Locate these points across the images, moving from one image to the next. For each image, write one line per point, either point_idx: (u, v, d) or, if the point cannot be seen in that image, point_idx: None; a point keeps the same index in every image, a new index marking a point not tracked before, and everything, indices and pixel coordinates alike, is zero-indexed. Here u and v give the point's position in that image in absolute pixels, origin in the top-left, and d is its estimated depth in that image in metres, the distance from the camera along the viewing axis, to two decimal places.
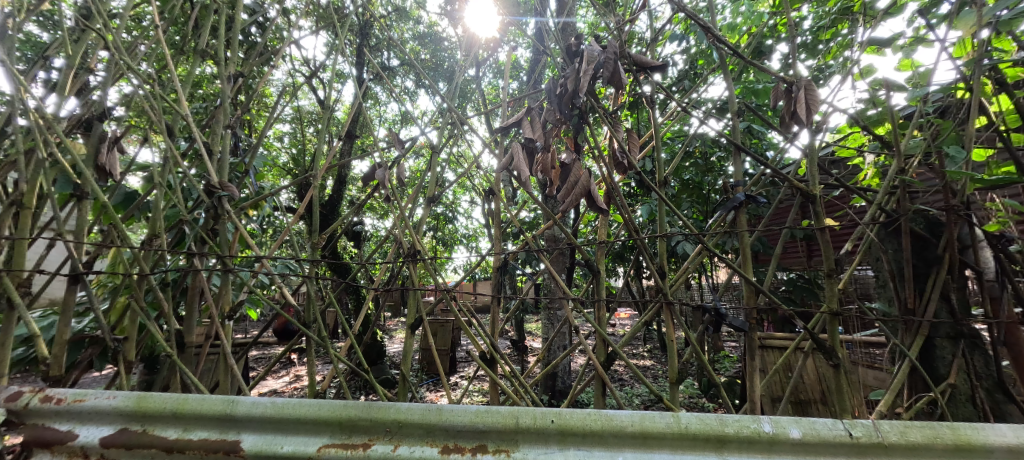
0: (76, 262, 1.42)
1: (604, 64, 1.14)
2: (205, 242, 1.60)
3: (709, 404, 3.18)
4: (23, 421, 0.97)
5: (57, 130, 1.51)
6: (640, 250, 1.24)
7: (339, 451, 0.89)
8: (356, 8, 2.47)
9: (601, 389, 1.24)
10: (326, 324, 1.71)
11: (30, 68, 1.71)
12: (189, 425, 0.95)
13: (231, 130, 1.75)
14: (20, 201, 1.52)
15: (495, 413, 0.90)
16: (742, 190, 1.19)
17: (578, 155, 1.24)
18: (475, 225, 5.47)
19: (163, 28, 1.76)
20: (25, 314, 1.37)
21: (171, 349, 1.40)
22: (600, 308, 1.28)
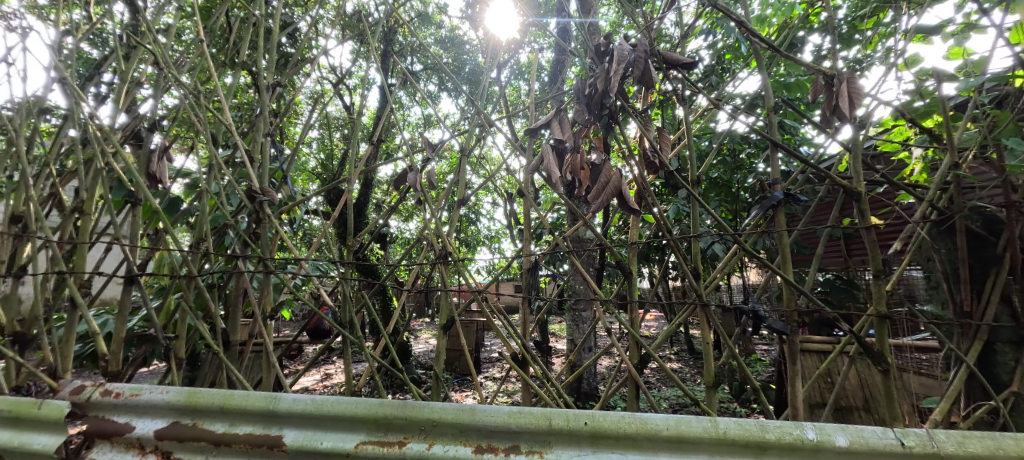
0: (130, 265, 1.51)
1: (634, 63, 1.13)
2: (247, 245, 1.67)
3: (744, 408, 3.09)
4: (86, 412, 1.05)
5: (113, 141, 1.62)
6: (674, 251, 1.22)
7: (376, 448, 0.92)
8: (382, 15, 2.53)
9: (635, 391, 1.23)
10: (359, 324, 1.76)
11: (86, 83, 1.83)
12: (235, 420, 1.00)
13: (270, 138, 1.83)
14: (81, 209, 1.63)
15: (527, 414, 0.90)
16: (780, 188, 1.15)
17: (608, 155, 1.22)
18: (498, 227, 5.49)
19: (205, 42, 1.86)
20: (86, 314, 1.47)
21: (216, 347, 1.47)
22: (631, 310, 1.26)
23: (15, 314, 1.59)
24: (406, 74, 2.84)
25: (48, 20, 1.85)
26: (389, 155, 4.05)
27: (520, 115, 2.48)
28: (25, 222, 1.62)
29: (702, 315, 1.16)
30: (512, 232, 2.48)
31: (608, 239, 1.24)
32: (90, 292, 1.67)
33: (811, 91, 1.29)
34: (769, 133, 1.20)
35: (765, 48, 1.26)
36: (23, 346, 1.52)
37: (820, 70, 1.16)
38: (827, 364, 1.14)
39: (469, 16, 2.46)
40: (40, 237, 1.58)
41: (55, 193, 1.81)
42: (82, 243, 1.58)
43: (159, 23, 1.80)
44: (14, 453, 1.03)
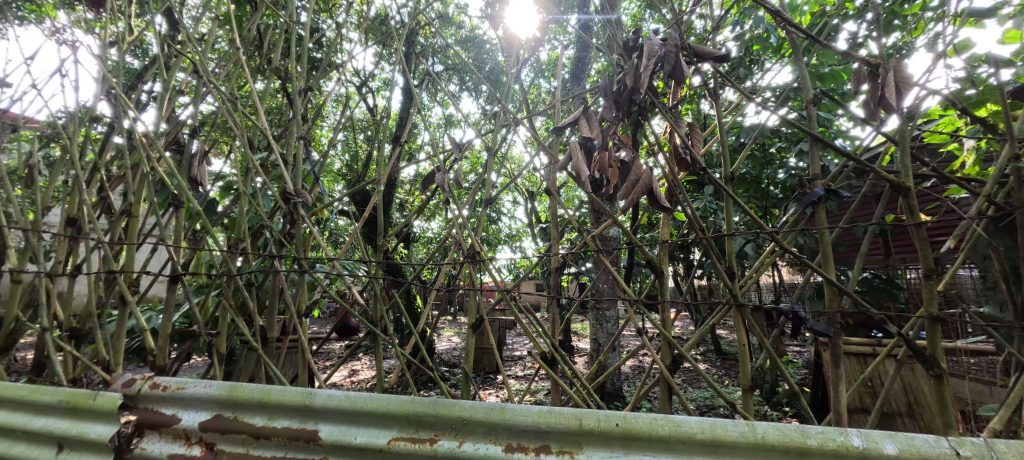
0: (175, 264, 1.59)
1: (664, 57, 1.11)
2: (283, 245, 1.73)
3: (778, 412, 2.99)
4: (137, 404, 1.11)
5: (157, 147, 1.70)
6: (707, 250, 1.19)
7: (408, 445, 0.93)
8: (405, 18, 2.57)
9: (667, 393, 1.21)
10: (389, 323, 1.79)
11: (131, 92, 1.93)
12: (273, 414, 1.03)
13: (302, 141, 1.89)
14: (130, 211, 1.73)
15: (558, 414, 0.89)
16: (820, 184, 1.11)
17: (638, 152, 1.20)
18: (519, 225, 5.50)
19: (240, 50, 1.94)
20: (135, 311, 1.55)
21: (255, 343, 1.52)
22: (663, 310, 1.24)
23: (73, 311, 1.70)
24: (428, 76, 2.87)
25: (95, 34, 1.95)
26: (412, 156, 4.10)
27: (541, 114, 2.47)
28: (79, 224, 1.73)
29: (738, 317, 1.12)
30: (534, 232, 2.47)
31: (637, 237, 1.22)
32: (138, 290, 1.76)
33: (853, 81, 1.23)
34: (808, 126, 1.15)
35: (800, 38, 1.21)
36: (80, 341, 1.63)
37: (863, 60, 1.11)
38: (873, 368, 1.08)
39: (489, 15, 2.46)
40: (93, 238, 1.68)
41: (105, 197, 1.92)
42: (131, 243, 1.68)
43: (198, 34, 1.89)
44: (73, 442, 1.10)
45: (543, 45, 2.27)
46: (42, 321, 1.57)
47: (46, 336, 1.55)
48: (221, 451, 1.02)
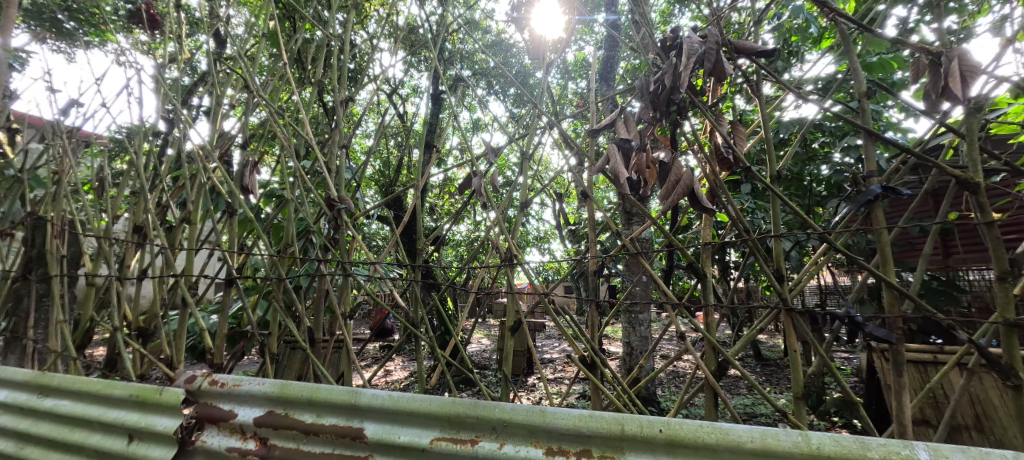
0: (229, 269, 1.69)
1: (704, 55, 1.08)
2: (327, 249, 1.81)
3: (826, 421, 2.84)
4: (198, 399, 1.19)
5: (212, 158, 1.82)
6: (753, 252, 1.14)
7: (450, 445, 0.95)
8: (435, 27, 2.63)
9: (712, 401, 1.17)
10: (428, 324, 1.84)
11: (187, 107, 2.07)
12: (321, 411, 1.08)
13: (343, 149, 1.97)
14: (190, 219, 1.85)
15: (599, 418, 0.89)
16: (877, 181, 1.04)
17: (677, 152, 1.17)
18: (548, 227, 5.49)
19: (283, 63, 2.04)
20: (195, 312, 1.66)
21: (304, 343, 1.60)
22: (707, 315, 1.20)
23: (139, 312, 1.83)
24: (457, 82, 2.92)
25: (154, 54, 2.10)
26: (442, 160, 4.17)
27: (568, 115, 2.46)
28: (145, 231, 1.87)
29: (788, 321, 1.08)
30: (562, 234, 2.46)
31: (677, 239, 1.19)
32: (196, 292, 1.88)
33: (910, 71, 1.16)
34: (861, 119, 1.09)
35: (848, 28, 1.16)
36: (146, 339, 1.75)
37: (923, 48, 1.04)
38: (939, 377, 1.01)
39: (515, 18, 2.49)
40: (157, 243, 1.81)
41: (166, 206, 2.06)
42: (191, 248, 1.80)
43: (246, 49, 2.01)
44: (141, 433, 1.18)
45: (571, 46, 2.26)
46: (114, 321, 1.70)
47: (117, 334, 1.68)
48: (274, 446, 1.08)
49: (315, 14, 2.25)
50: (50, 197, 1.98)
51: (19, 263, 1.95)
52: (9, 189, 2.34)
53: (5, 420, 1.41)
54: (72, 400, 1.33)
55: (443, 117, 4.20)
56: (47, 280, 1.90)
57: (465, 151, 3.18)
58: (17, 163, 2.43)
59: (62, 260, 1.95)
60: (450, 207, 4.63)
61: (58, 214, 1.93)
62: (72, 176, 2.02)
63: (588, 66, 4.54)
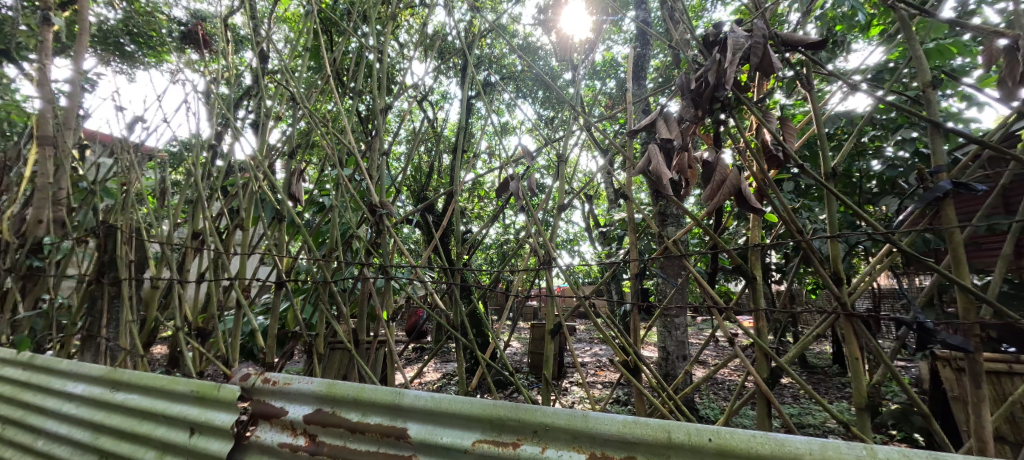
0: (279, 272, 1.78)
1: (750, 50, 1.04)
2: (370, 253, 1.87)
3: (883, 434, 2.66)
4: (252, 396, 1.25)
5: (262, 167, 1.92)
6: (807, 254, 1.08)
7: (491, 447, 0.95)
8: (464, 34, 2.67)
9: (765, 410, 1.11)
10: (466, 326, 1.87)
11: (238, 120, 2.19)
12: (366, 410, 1.11)
13: (383, 156, 2.04)
14: (242, 225, 1.96)
15: (644, 425, 0.87)
16: (945, 176, 0.97)
17: (721, 151, 1.13)
18: (578, 230, 5.45)
19: (324, 75, 2.13)
20: (248, 314, 1.75)
21: (349, 343, 1.65)
22: (758, 320, 1.14)
23: (198, 313, 1.95)
24: (484, 86, 2.96)
25: (207, 71, 2.24)
26: (471, 164, 4.22)
27: (598, 116, 2.44)
28: (203, 237, 1.99)
29: (847, 327, 1.01)
30: (592, 236, 2.43)
31: (722, 241, 1.15)
32: (249, 294, 1.99)
33: (981, 57, 1.07)
34: (925, 109, 1.02)
35: (905, 16, 1.09)
36: (204, 338, 1.86)
37: (995, 32, 0.97)
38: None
39: (542, 21, 2.50)
40: (213, 248, 1.93)
41: (221, 213, 2.19)
42: (243, 253, 1.90)
43: (289, 63, 2.11)
44: (202, 427, 1.25)
45: (598, 46, 2.26)
46: (176, 321, 1.82)
47: (180, 334, 1.80)
48: (322, 443, 1.12)
49: (351, 26, 2.35)
50: (118, 206, 2.15)
51: (94, 268, 2.12)
52: (83, 200, 2.55)
53: (82, 411, 1.53)
54: (140, 395, 1.43)
55: (472, 121, 4.24)
56: (118, 283, 2.06)
57: (494, 155, 3.21)
58: (89, 176, 2.64)
59: (130, 265, 2.11)
60: (480, 210, 4.68)
61: (127, 223, 2.09)
62: (137, 188, 2.19)
63: (615, 66, 4.49)
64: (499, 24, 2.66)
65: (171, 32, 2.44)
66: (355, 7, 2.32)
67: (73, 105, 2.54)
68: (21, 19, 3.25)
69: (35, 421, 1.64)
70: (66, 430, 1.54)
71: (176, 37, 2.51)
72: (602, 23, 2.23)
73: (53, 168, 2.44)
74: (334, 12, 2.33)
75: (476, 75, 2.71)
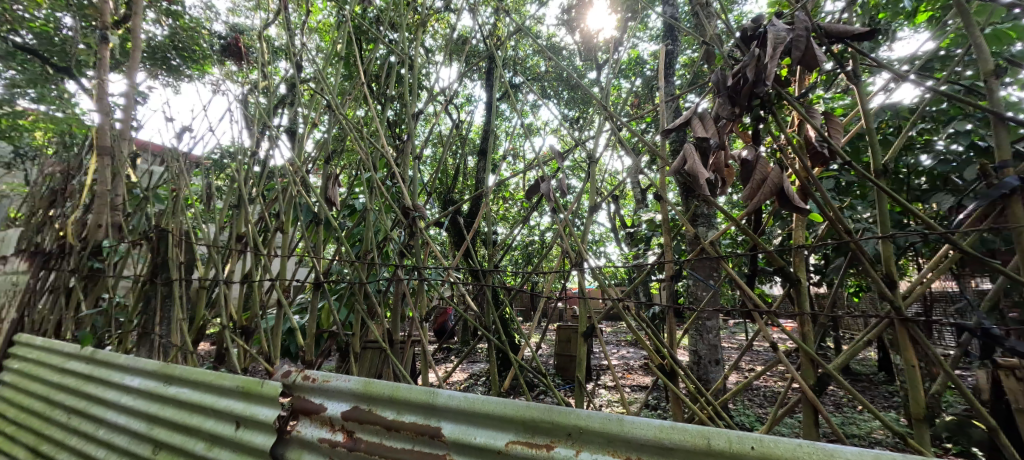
0: (317, 273, 1.84)
1: (792, 44, 1.00)
2: (403, 255, 1.91)
3: (936, 447, 2.50)
4: (293, 392, 1.30)
5: (299, 172, 1.99)
6: (857, 255, 1.03)
7: (525, 449, 0.96)
8: (489, 37, 2.70)
9: (811, 418, 1.06)
10: (497, 328, 1.88)
11: (276, 127, 2.29)
12: (401, 409, 1.13)
13: (416, 159, 2.09)
14: (282, 228, 2.04)
15: (682, 431, 0.85)
16: (1011, 172, 0.90)
17: (761, 149, 1.09)
18: (604, 231, 5.38)
19: (355, 81, 2.20)
20: (288, 314, 1.81)
21: (383, 343, 1.69)
22: (804, 324, 1.09)
23: (242, 312, 2.04)
24: (510, 88, 2.97)
25: (248, 81, 2.35)
26: (496, 167, 4.25)
27: (626, 115, 2.40)
28: (247, 239, 2.09)
29: (902, 332, 0.96)
30: (618, 237, 2.39)
31: (762, 242, 1.11)
32: (289, 295, 2.06)
33: None
34: (988, 100, 0.95)
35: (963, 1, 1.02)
36: (248, 336, 1.95)
37: None
38: None
39: (566, 21, 2.50)
40: (255, 250, 2.02)
41: (262, 217, 2.29)
42: (283, 255, 1.98)
43: (324, 72, 2.19)
44: (247, 421, 1.31)
45: (623, 45, 2.21)
46: (222, 319, 1.92)
47: (226, 332, 1.89)
48: (360, 439, 1.15)
49: (381, 33, 2.41)
50: (169, 211, 2.28)
51: (148, 269, 2.26)
52: (137, 206, 2.72)
53: (139, 403, 1.63)
54: (191, 389, 1.51)
55: (498, 123, 4.27)
56: (170, 283, 2.19)
57: (520, 156, 3.22)
58: (142, 183, 2.82)
59: (181, 266, 2.23)
60: (505, 211, 4.70)
61: (177, 226, 2.21)
62: (185, 193, 2.31)
63: (642, 64, 4.42)
64: (524, 26, 2.67)
65: (214, 46, 2.58)
66: (385, 14, 2.37)
67: (128, 116, 2.71)
68: (81, 38, 3.50)
69: (97, 411, 1.76)
70: (124, 420, 1.64)
71: (218, 50, 2.65)
72: (627, 22, 2.19)
73: (110, 176, 2.62)
74: (364, 20, 2.40)
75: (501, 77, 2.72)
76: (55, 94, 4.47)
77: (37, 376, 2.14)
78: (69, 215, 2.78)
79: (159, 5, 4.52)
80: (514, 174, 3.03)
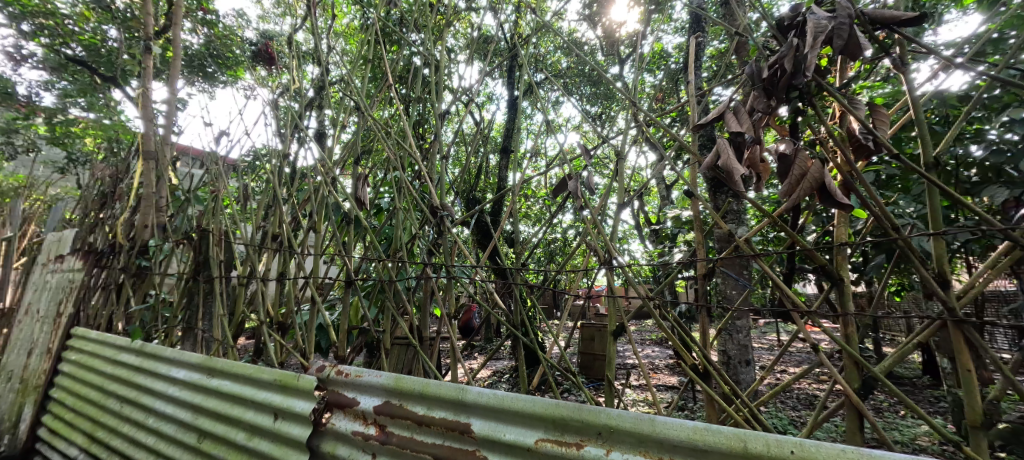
0: (348, 271, 1.89)
1: (835, 32, 0.95)
2: (431, 253, 1.94)
3: None
4: (326, 386, 1.34)
5: (330, 173, 2.05)
6: (906, 253, 0.98)
7: (555, 447, 0.96)
8: (510, 35, 2.70)
9: (855, 423, 1.02)
10: (524, 325, 1.89)
11: (308, 129, 2.36)
12: (432, 404, 1.15)
13: (443, 158, 2.12)
14: (314, 227, 2.10)
15: (717, 433, 0.83)
16: None
17: (800, 143, 1.05)
18: (629, 228, 5.32)
19: (383, 82, 2.24)
20: (322, 311, 1.87)
21: (413, 340, 1.72)
22: (848, 325, 1.05)
23: (279, 309, 2.12)
24: (531, 85, 2.97)
25: (281, 84, 2.43)
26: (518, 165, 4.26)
27: (651, 110, 2.36)
28: (282, 238, 2.16)
29: (956, 334, 0.90)
30: (642, 234, 2.35)
31: (801, 239, 1.07)
32: (322, 292, 2.13)
33: None
34: None
35: None
36: (284, 332, 2.02)
37: None
38: None
39: (588, 16, 2.48)
40: (289, 249, 2.09)
41: (295, 217, 2.36)
42: (315, 253, 2.04)
43: (351, 74, 2.24)
44: (285, 413, 1.37)
45: (646, 38, 2.16)
46: (260, 314, 2.00)
47: (264, 327, 1.96)
48: (392, 433, 1.17)
49: (406, 35, 2.44)
50: (209, 212, 2.39)
51: (191, 267, 2.37)
52: (179, 207, 2.86)
53: (184, 394, 1.71)
54: (232, 382, 1.58)
55: (520, 120, 4.27)
56: (211, 280, 2.29)
57: (542, 154, 3.21)
58: (184, 185, 2.95)
59: (221, 264, 2.33)
60: (528, 209, 4.70)
61: (217, 226, 2.31)
62: (223, 195, 2.42)
63: (666, 57, 4.32)
64: (544, 22, 2.66)
65: (246, 52, 2.68)
66: (409, 15, 2.41)
67: (170, 122, 2.85)
68: (126, 48, 3.69)
69: (147, 401, 1.86)
70: (171, 410, 1.73)
71: (250, 56, 2.74)
72: (650, 14, 2.14)
73: (155, 179, 2.76)
74: (390, 22, 2.44)
75: (525, 74, 2.72)
76: (102, 102, 4.74)
77: (91, 367, 2.28)
78: (118, 217, 2.95)
79: (195, 15, 4.72)
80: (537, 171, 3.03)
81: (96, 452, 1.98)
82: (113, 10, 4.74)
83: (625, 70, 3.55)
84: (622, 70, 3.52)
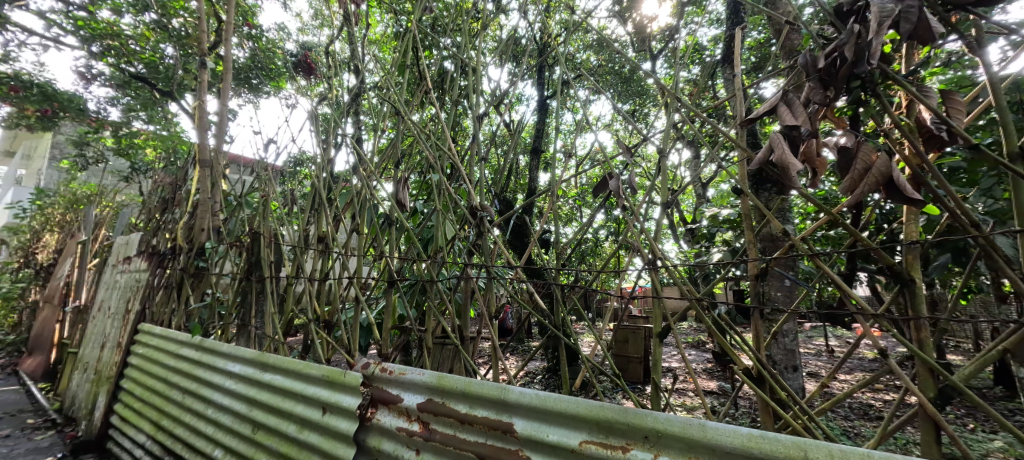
0: (390, 271, 1.94)
1: (903, 16, 0.88)
2: (469, 253, 1.96)
3: None
4: (371, 383, 1.37)
5: (370, 176, 2.11)
6: (988, 251, 0.89)
7: (600, 449, 0.94)
8: (539, 35, 2.69)
9: (930, 434, 0.94)
10: (562, 327, 1.88)
11: (348, 134, 2.44)
12: (474, 403, 1.16)
13: (478, 160, 2.13)
14: (356, 230, 2.17)
15: (773, 441, 0.78)
16: None
17: (863, 136, 0.98)
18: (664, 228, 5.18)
19: (417, 87, 2.28)
20: (365, 311, 1.92)
21: (454, 339, 1.74)
22: (921, 329, 0.97)
23: (324, 308, 2.20)
24: (561, 84, 2.95)
25: (322, 92, 2.52)
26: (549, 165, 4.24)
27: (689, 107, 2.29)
28: (326, 240, 2.24)
29: None
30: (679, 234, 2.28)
31: (865, 238, 1.01)
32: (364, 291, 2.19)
33: None
34: None
35: None
36: (330, 330, 2.10)
37: None
38: None
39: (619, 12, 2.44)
40: (333, 250, 2.16)
41: (338, 219, 2.45)
42: (357, 254, 2.11)
43: (386, 80, 2.30)
44: (334, 408, 1.42)
45: (680, 31, 2.09)
46: (308, 313, 2.08)
47: (311, 325, 2.04)
48: (435, 430, 1.19)
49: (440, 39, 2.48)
50: (259, 216, 2.51)
51: (243, 268, 2.50)
52: (231, 211, 3.02)
53: (240, 387, 1.81)
54: (283, 377, 1.65)
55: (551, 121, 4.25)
56: (262, 280, 2.41)
57: (574, 154, 3.19)
58: (234, 190, 3.12)
59: (271, 265, 2.45)
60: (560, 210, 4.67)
61: (266, 229, 2.43)
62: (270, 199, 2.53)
63: (702, 51, 4.19)
64: (574, 21, 2.63)
65: (288, 62, 2.80)
66: (443, 20, 2.45)
67: (221, 131, 3.02)
68: (181, 64, 3.94)
69: (206, 392, 1.98)
70: (228, 402, 1.84)
71: (291, 66, 2.86)
72: (684, 6, 2.07)
73: (210, 185, 2.93)
74: (424, 28, 2.49)
75: (556, 74, 2.70)
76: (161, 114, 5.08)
77: (157, 360, 2.45)
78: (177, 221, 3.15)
79: (241, 30, 4.99)
80: (569, 171, 3.00)
81: (162, 439, 2.13)
82: (169, 29, 5.07)
83: (659, 66, 3.47)
84: (656, 66, 3.43)
